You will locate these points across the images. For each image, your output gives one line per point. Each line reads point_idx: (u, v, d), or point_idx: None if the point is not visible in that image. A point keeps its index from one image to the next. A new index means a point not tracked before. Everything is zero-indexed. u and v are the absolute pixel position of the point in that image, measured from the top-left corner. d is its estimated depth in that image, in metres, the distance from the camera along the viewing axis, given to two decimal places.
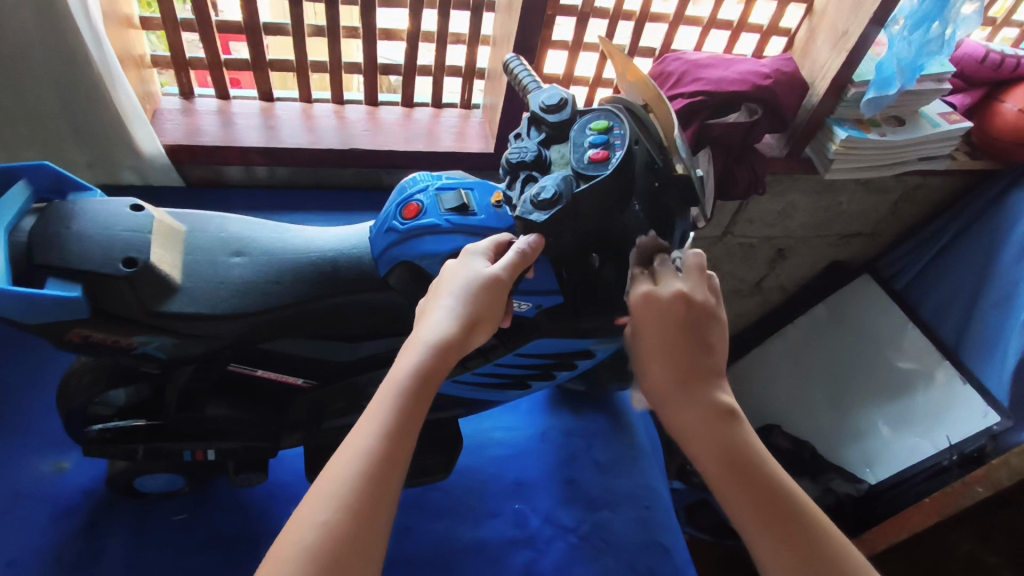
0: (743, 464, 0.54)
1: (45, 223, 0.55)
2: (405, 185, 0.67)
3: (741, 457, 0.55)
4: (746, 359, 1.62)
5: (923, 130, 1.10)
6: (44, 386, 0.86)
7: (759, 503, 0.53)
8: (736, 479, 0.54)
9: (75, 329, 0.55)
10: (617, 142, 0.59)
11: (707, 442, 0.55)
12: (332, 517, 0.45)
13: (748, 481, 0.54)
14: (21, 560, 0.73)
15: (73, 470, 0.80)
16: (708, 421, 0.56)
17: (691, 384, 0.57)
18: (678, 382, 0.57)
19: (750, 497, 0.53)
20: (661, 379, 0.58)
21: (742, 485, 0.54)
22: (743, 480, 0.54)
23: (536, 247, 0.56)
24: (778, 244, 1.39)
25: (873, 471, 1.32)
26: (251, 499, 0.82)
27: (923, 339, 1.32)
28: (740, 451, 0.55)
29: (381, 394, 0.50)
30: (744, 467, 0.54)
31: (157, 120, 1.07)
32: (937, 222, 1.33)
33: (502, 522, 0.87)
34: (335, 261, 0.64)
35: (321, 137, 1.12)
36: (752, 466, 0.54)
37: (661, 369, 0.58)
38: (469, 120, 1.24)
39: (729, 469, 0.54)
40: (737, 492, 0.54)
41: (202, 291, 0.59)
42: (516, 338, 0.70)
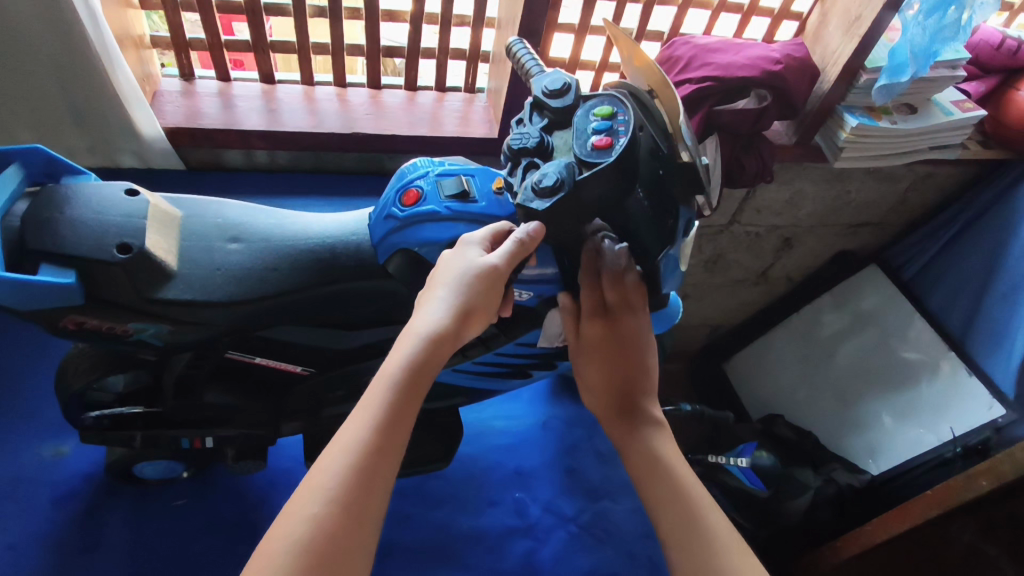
0: (665, 484, 0.64)
1: (39, 207, 0.54)
2: (405, 170, 0.66)
3: (661, 475, 0.65)
4: (750, 349, 1.61)
5: (936, 119, 1.07)
6: (44, 370, 0.86)
7: (680, 520, 0.62)
8: (666, 496, 0.64)
9: (69, 315, 0.54)
10: (621, 129, 0.57)
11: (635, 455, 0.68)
12: (323, 510, 0.44)
13: (671, 500, 0.63)
14: (21, 544, 0.73)
15: (73, 455, 0.80)
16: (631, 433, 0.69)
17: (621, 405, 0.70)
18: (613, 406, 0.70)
19: (675, 514, 0.62)
20: (598, 402, 0.71)
21: (665, 498, 0.63)
22: (660, 489, 0.64)
23: (537, 235, 0.55)
24: (784, 233, 1.37)
25: (875, 462, 1.31)
26: (251, 485, 0.82)
27: (930, 330, 1.30)
28: (663, 470, 0.65)
29: (374, 385, 0.50)
30: (668, 485, 0.64)
31: (157, 102, 1.05)
32: (947, 212, 1.31)
33: (502, 511, 0.87)
34: (333, 248, 0.63)
35: (323, 121, 1.10)
36: (674, 486, 0.64)
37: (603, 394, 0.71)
38: (472, 104, 1.22)
39: (652, 477, 0.65)
40: (666, 509, 0.63)
41: (198, 278, 0.58)
42: (515, 326, 0.69)
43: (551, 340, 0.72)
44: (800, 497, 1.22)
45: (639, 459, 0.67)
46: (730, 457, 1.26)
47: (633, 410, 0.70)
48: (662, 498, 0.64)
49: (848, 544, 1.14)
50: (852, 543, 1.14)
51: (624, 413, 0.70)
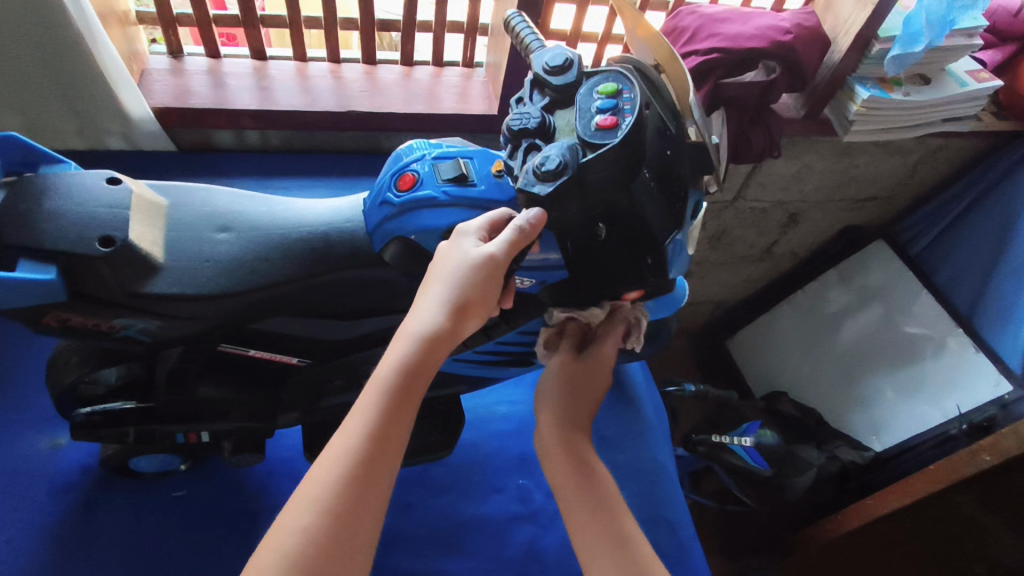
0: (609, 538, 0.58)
1: (16, 199, 0.52)
2: (400, 153, 0.63)
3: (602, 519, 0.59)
4: (754, 326, 1.59)
5: (950, 91, 1.03)
6: (38, 360, 0.84)
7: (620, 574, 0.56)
8: (604, 551, 0.58)
9: (52, 312, 0.52)
10: (627, 107, 0.54)
11: (563, 468, 0.63)
12: (314, 522, 0.43)
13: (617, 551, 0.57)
14: (20, 537, 0.72)
15: (69, 447, 0.79)
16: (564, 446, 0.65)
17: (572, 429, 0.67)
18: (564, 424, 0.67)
19: (608, 555, 0.57)
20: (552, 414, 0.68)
21: (598, 536, 0.58)
22: (595, 526, 0.59)
23: (538, 222, 0.52)
24: (791, 209, 1.34)
25: (880, 438, 1.29)
26: (250, 475, 0.81)
27: (935, 305, 1.27)
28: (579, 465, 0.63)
29: (367, 391, 0.48)
30: (609, 533, 0.58)
31: (145, 81, 1.02)
32: (958, 185, 1.28)
33: (505, 498, 0.86)
34: (327, 237, 0.60)
35: (317, 98, 1.06)
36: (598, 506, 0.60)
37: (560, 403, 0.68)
38: (471, 79, 1.18)
39: (572, 469, 0.63)
40: (597, 561, 0.57)
41: (186, 271, 0.55)
42: (518, 315, 0.67)
43: (553, 327, 0.71)
44: (802, 475, 1.20)
45: (586, 522, 0.59)
46: (733, 436, 1.24)
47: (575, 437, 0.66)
48: (583, 523, 0.60)
49: (849, 517, 1.16)
50: (853, 515, 1.16)
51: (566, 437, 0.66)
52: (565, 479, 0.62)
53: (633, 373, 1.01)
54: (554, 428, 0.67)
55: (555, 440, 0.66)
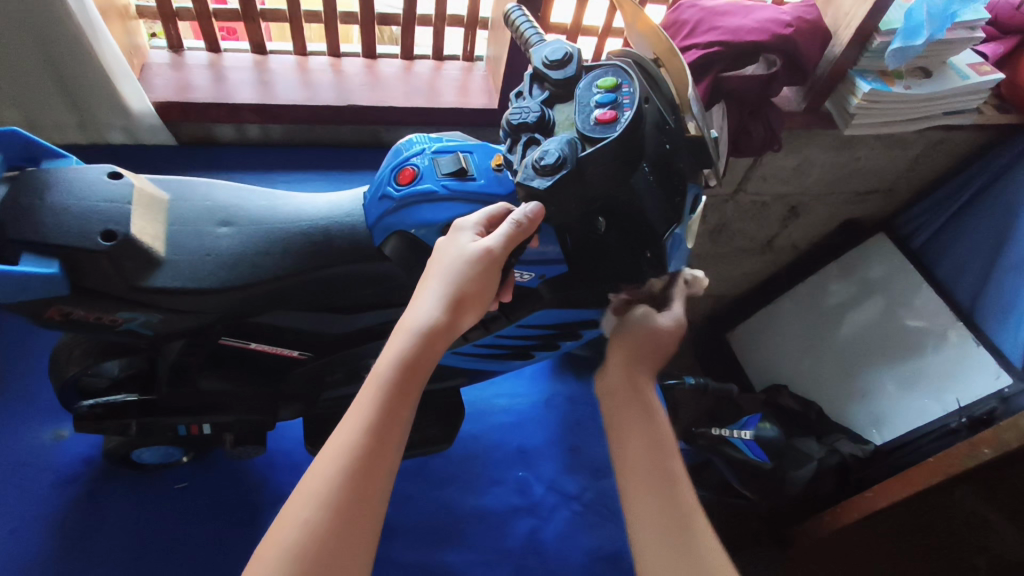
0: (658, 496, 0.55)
1: (18, 193, 0.52)
2: (400, 147, 0.63)
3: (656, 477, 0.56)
4: (754, 320, 1.59)
5: (952, 83, 1.03)
6: (40, 353, 0.85)
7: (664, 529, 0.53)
8: (656, 506, 0.55)
9: (55, 306, 0.53)
10: (625, 101, 0.55)
11: (629, 429, 0.61)
12: (315, 516, 0.43)
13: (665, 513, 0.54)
14: (24, 528, 0.73)
15: (72, 439, 0.80)
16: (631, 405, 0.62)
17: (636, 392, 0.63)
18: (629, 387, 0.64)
19: (653, 508, 0.55)
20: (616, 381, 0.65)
21: (649, 491, 0.56)
22: (647, 483, 0.56)
23: (536, 216, 0.53)
24: (791, 202, 1.34)
25: (879, 431, 1.30)
26: (252, 467, 0.82)
27: (936, 298, 1.28)
28: (649, 426, 0.60)
29: (367, 385, 0.48)
30: (661, 485, 0.56)
31: (145, 75, 1.02)
32: (959, 179, 1.28)
33: (505, 490, 0.86)
34: (327, 230, 0.61)
35: (317, 92, 1.06)
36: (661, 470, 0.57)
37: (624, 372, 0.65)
38: (471, 73, 1.18)
39: (635, 427, 0.61)
40: (644, 513, 0.55)
41: (187, 264, 0.56)
42: (517, 308, 0.68)
43: (554, 321, 0.71)
44: (801, 468, 1.21)
45: (641, 477, 0.57)
46: (733, 429, 1.25)
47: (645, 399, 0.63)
48: (636, 491, 0.56)
49: (847, 510, 1.16)
50: (851, 509, 1.16)
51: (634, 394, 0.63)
52: (629, 434, 0.60)
53: None
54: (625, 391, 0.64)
55: (620, 380, 0.65)
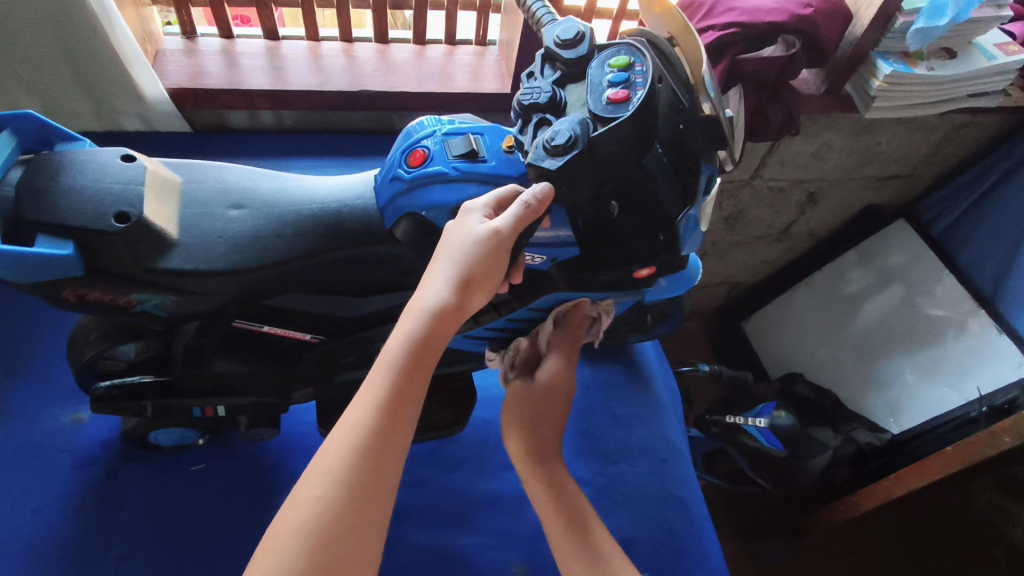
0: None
1: (33, 175, 0.53)
2: (410, 130, 0.62)
3: (585, 550, 0.63)
4: (769, 307, 1.57)
5: (977, 64, 1.00)
6: (57, 336, 0.86)
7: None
8: (576, 560, 0.63)
9: (70, 287, 0.54)
10: (638, 80, 0.54)
11: (541, 487, 0.69)
12: (329, 493, 0.43)
13: (588, 564, 0.62)
14: (45, 508, 0.74)
15: (91, 421, 0.81)
16: (535, 467, 0.70)
17: (538, 452, 0.71)
18: (533, 449, 0.72)
19: (574, 544, 0.64)
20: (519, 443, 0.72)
21: (582, 569, 0.62)
22: (577, 554, 0.63)
23: (545, 197, 0.52)
24: (809, 188, 1.31)
25: (897, 421, 1.28)
26: (266, 449, 0.83)
27: (958, 287, 1.25)
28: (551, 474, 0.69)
29: (377, 366, 0.48)
30: (591, 562, 0.63)
31: (159, 62, 1.02)
32: (982, 164, 1.25)
33: (517, 475, 0.86)
34: (338, 213, 0.60)
35: (330, 78, 1.06)
36: (572, 510, 0.67)
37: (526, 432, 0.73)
38: (484, 57, 1.17)
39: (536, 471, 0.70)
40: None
41: (200, 246, 0.56)
42: (528, 293, 0.67)
43: (561, 304, 0.72)
44: (818, 456, 1.19)
45: (578, 562, 0.63)
46: (748, 417, 1.23)
47: (543, 452, 0.72)
48: (558, 533, 0.65)
49: (864, 499, 1.14)
50: (867, 497, 1.13)
51: (534, 452, 0.71)
52: (538, 488, 0.69)
53: (645, 352, 1.01)
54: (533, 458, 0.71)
55: (523, 445, 0.72)
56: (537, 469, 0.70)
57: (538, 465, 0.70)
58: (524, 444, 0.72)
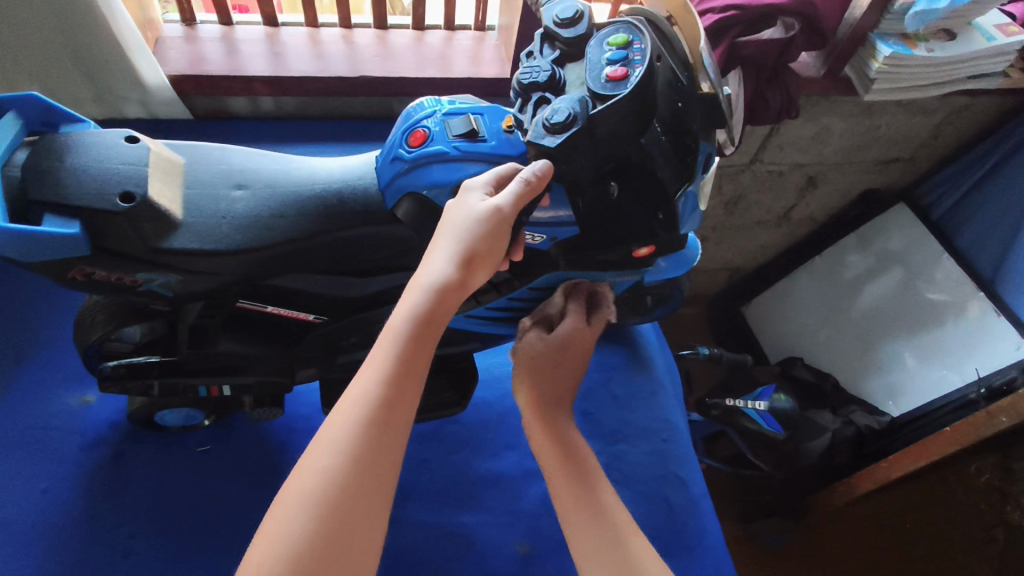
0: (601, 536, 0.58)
1: (39, 156, 0.53)
2: (410, 111, 0.63)
3: (588, 503, 0.61)
4: (769, 291, 1.58)
5: (976, 46, 1.00)
6: (64, 320, 0.87)
7: (604, 553, 0.57)
8: (584, 519, 0.60)
9: (76, 266, 0.54)
10: (637, 58, 0.55)
11: (548, 450, 0.67)
12: (335, 463, 0.43)
13: (595, 526, 0.59)
14: (55, 488, 0.76)
15: (98, 404, 0.82)
16: (545, 427, 0.69)
17: (551, 408, 0.72)
18: (542, 406, 0.71)
19: (582, 506, 0.61)
20: (530, 403, 0.72)
21: (579, 515, 0.60)
22: (584, 528, 0.59)
23: (545, 174, 0.53)
24: (809, 172, 1.32)
25: (896, 404, 1.29)
26: (271, 430, 0.84)
27: (957, 270, 1.25)
28: (562, 443, 0.68)
29: (381, 340, 0.49)
30: (591, 513, 0.60)
31: (160, 49, 1.02)
32: (981, 147, 1.25)
33: (519, 454, 0.88)
34: (340, 194, 0.61)
35: (329, 64, 1.06)
36: (581, 475, 0.64)
37: (534, 395, 0.72)
38: (483, 42, 1.17)
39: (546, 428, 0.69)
40: (583, 534, 0.59)
41: (204, 226, 0.56)
42: (527, 272, 0.68)
43: (561, 283, 0.73)
44: (814, 439, 1.20)
45: (579, 514, 0.60)
46: (747, 400, 1.24)
47: (555, 409, 0.72)
48: (563, 489, 0.63)
49: (862, 480, 1.15)
50: (865, 479, 1.15)
51: (545, 408, 0.71)
52: (546, 452, 0.67)
53: (645, 334, 1.02)
54: (542, 422, 0.70)
55: (533, 411, 0.71)
56: (547, 420, 0.70)
57: (546, 416, 0.71)
58: (534, 401, 0.72)
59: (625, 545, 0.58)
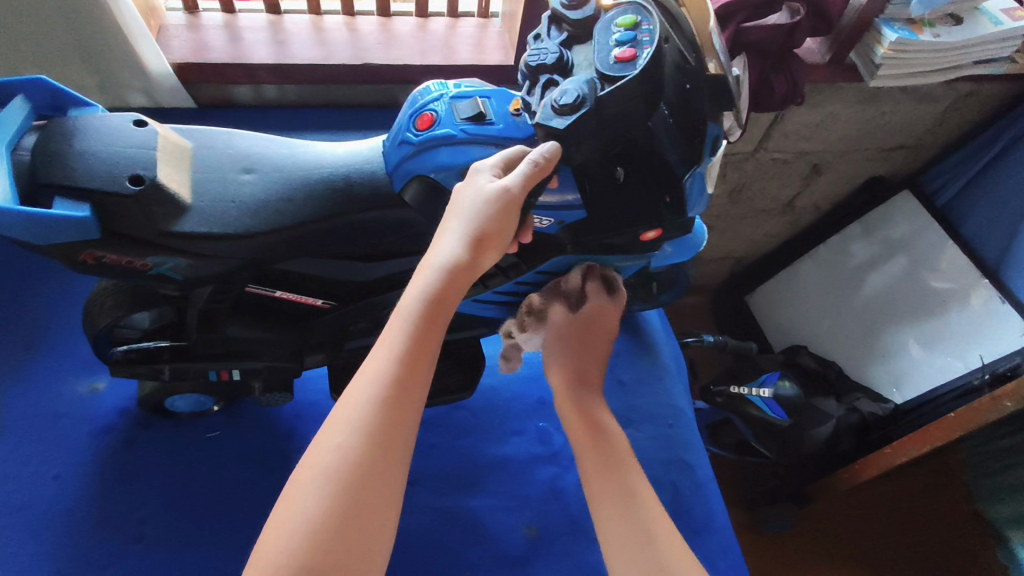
0: (634, 524, 0.62)
1: (48, 140, 0.54)
2: (416, 95, 0.63)
3: (619, 487, 0.65)
4: (773, 279, 1.58)
5: (982, 30, 0.99)
6: (71, 308, 0.87)
7: (632, 537, 0.61)
8: (614, 504, 0.64)
9: (87, 250, 0.54)
10: (645, 39, 0.54)
11: (582, 434, 0.72)
12: (349, 441, 0.44)
13: (622, 509, 0.63)
14: (66, 474, 0.76)
15: (107, 391, 0.82)
16: (580, 415, 0.74)
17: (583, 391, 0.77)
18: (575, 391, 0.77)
19: (614, 492, 0.65)
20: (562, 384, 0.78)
21: (611, 497, 0.65)
22: (615, 511, 0.63)
23: (553, 156, 0.53)
24: (814, 159, 1.31)
25: (899, 391, 1.29)
26: (279, 416, 0.85)
27: (962, 258, 1.25)
28: (594, 428, 0.73)
29: (394, 320, 0.49)
30: (622, 497, 0.64)
31: (163, 37, 1.02)
32: (986, 133, 1.24)
33: (526, 440, 0.88)
34: (347, 178, 0.61)
35: (333, 52, 1.06)
36: (614, 458, 0.69)
37: (567, 376, 0.78)
38: (487, 29, 1.16)
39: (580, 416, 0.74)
40: (613, 517, 0.63)
41: (213, 210, 0.57)
42: (536, 255, 0.68)
43: (568, 268, 0.72)
44: (823, 425, 1.21)
45: (612, 500, 0.64)
46: (752, 388, 1.24)
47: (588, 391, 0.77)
48: (597, 473, 0.68)
49: (866, 467, 1.15)
50: (870, 465, 1.15)
51: (578, 393, 0.77)
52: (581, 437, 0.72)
53: (651, 321, 1.02)
54: (578, 410, 0.75)
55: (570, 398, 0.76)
56: (580, 405, 0.76)
57: (583, 401, 0.76)
58: (567, 384, 0.77)
59: (651, 528, 0.61)
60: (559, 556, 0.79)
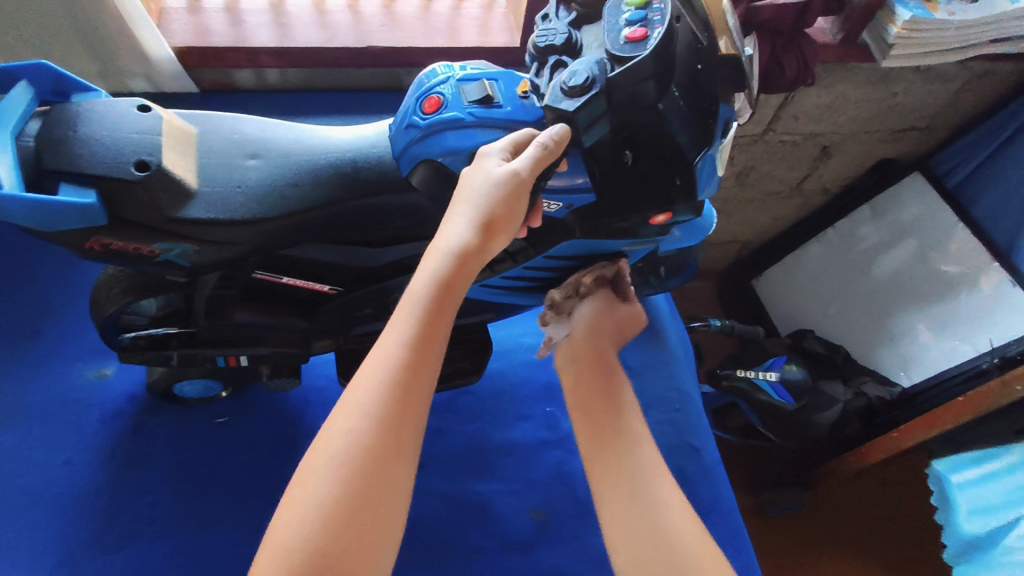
0: (637, 501, 0.54)
1: (52, 126, 0.53)
2: (423, 78, 0.62)
3: (622, 451, 0.58)
4: (779, 264, 1.56)
5: (999, 8, 0.97)
6: (78, 294, 0.87)
7: (630, 509, 0.54)
8: (616, 467, 0.57)
9: (94, 236, 0.54)
10: (656, 18, 0.53)
11: (587, 388, 0.65)
12: (360, 425, 0.44)
13: (623, 478, 0.56)
14: (76, 459, 0.77)
15: (116, 377, 0.83)
16: (590, 369, 0.67)
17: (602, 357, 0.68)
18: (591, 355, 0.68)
19: (615, 458, 0.57)
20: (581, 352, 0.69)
21: (612, 462, 0.57)
22: (616, 478, 0.56)
23: (562, 139, 0.52)
24: (823, 141, 1.29)
25: (907, 375, 1.29)
26: (287, 402, 0.85)
27: (973, 242, 1.23)
28: (603, 381, 0.65)
29: (402, 305, 0.49)
30: (626, 464, 0.56)
31: (164, 21, 1.01)
32: (1001, 114, 1.22)
33: (533, 425, 0.88)
34: (353, 162, 0.60)
35: (336, 34, 1.05)
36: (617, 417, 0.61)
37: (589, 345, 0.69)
38: (492, 10, 1.15)
39: (587, 368, 0.67)
40: (614, 487, 0.56)
41: (220, 196, 0.56)
42: (544, 240, 0.67)
43: (574, 253, 0.71)
44: (826, 411, 1.21)
45: (614, 463, 0.57)
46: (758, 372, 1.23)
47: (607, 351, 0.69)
48: (597, 432, 0.60)
49: (874, 451, 1.15)
50: (876, 450, 1.15)
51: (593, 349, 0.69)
52: (586, 390, 0.65)
53: (658, 306, 1.01)
54: (588, 362, 0.67)
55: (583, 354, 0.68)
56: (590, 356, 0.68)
57: (592, 354, 0.68)
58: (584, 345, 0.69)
59: (653, 500, 0.54)
60: (567, 540, 0.79)
